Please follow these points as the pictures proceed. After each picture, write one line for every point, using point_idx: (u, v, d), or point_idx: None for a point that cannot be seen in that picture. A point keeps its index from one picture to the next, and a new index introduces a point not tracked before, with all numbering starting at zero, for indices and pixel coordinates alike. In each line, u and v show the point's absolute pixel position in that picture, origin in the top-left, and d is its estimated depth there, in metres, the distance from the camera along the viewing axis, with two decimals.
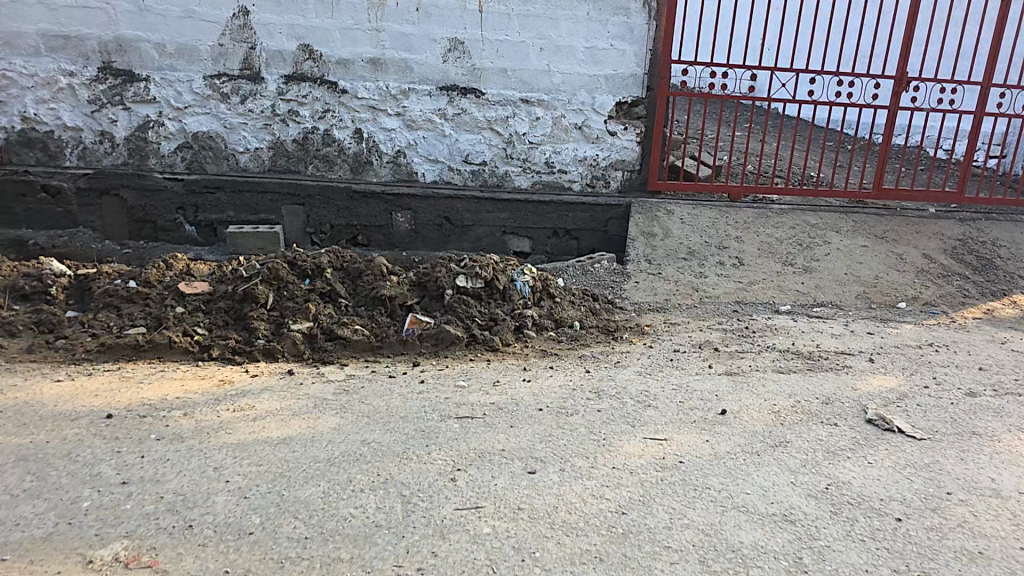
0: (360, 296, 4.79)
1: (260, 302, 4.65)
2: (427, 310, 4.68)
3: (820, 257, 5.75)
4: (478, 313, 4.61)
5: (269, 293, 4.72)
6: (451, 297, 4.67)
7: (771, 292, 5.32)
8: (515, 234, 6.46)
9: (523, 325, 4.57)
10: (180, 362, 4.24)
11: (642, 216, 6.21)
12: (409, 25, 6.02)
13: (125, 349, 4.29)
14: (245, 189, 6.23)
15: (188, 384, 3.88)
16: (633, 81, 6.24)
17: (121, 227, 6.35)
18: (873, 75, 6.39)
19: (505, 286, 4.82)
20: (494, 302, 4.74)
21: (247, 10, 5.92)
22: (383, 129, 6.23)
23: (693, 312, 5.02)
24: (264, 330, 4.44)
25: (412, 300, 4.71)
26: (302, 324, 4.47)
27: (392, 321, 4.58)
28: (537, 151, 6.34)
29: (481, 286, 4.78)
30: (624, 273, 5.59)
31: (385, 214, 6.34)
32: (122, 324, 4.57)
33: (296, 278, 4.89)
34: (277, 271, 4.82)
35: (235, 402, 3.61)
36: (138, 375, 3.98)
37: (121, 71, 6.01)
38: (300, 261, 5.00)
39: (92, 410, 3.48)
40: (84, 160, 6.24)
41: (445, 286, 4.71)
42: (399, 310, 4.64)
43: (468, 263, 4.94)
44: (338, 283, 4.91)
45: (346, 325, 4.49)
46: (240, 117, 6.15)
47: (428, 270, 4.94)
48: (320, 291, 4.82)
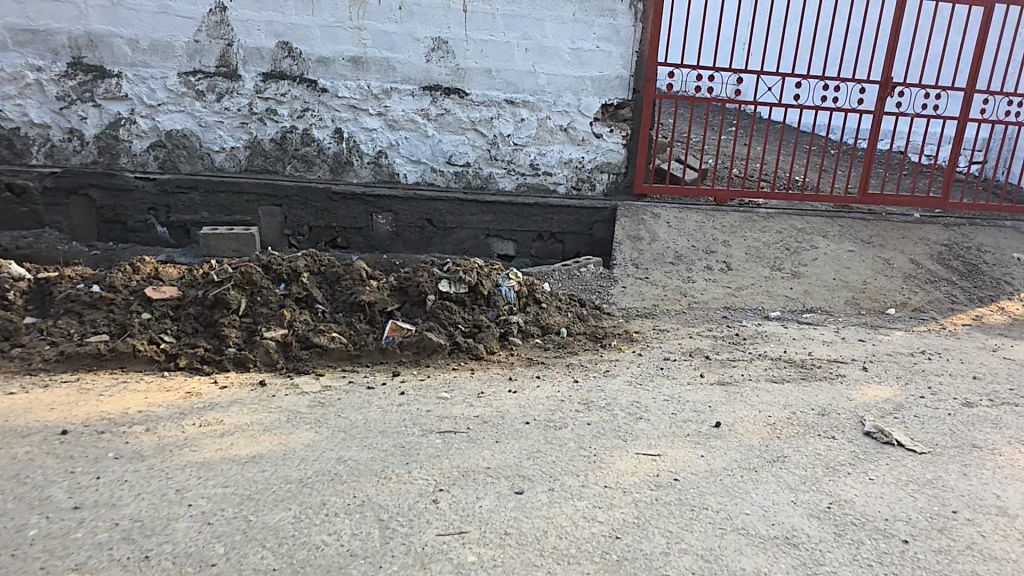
0: (338, 302, 4.59)
1: (232, 308, 4.41)
2: (408, 317, 4.50)
3: (808, 262, 5.69)
4: (462, 319, 4.44)
5: (242, 298, 4.49)
6: (433, 304, 4.49)
7: (760, 298, 5.24)
8: (499, 236, 6.27)
9: (508, 332, 4.40)
10: (144, 372, 4.00)
11: (628, 219, 6.10)
12: (392, 24, 5.83)
13: (85, 358, 4.03)
14: (220, 189, 5.97)
15: (151, 396, 3.65)
16: (619, 82, 6.13)
17: (90, 228, 5.99)
18: (859, 80, 6.36)
19: (490, 292, 4.67)
20: (478, 308, 4.57)
21: (224, 6, 5.68)
22: (365, 129, 6.03)
23: (682, 318, 4.91)
24: (235, 338, 4.22)
25: (393, 305, 4.53)
26: (276, 332, 4.26)
27: (371, 328, 4.39)
28: (522, 152, 6.20)
29: (465, 291, 4.61)
30: (611, 278, 5.47)
31: (366, 216, 6.13)
32: (84, 332, 4.28)
33: (270, 282, 4.67)
34: (250, 275, 4.60)
35: (201, 416, 3.40)
36: (98, 387, 3.73)
37: (92, 67, 5.72)
38: (275, 265, 4.79)
39: (46, 426, 3.23)
40: (52, 159, 5.92)
41: (427, 291, 4.52)
42: (379, 316, 4.45)
43: (451, 268, 4.76)
44: (315, 288, 4.70)
45: (323, 333, 4.29)
46: (216, 116, 5.91)
47: (410, 274, 4.75)
48: (296, 296, 4.61)
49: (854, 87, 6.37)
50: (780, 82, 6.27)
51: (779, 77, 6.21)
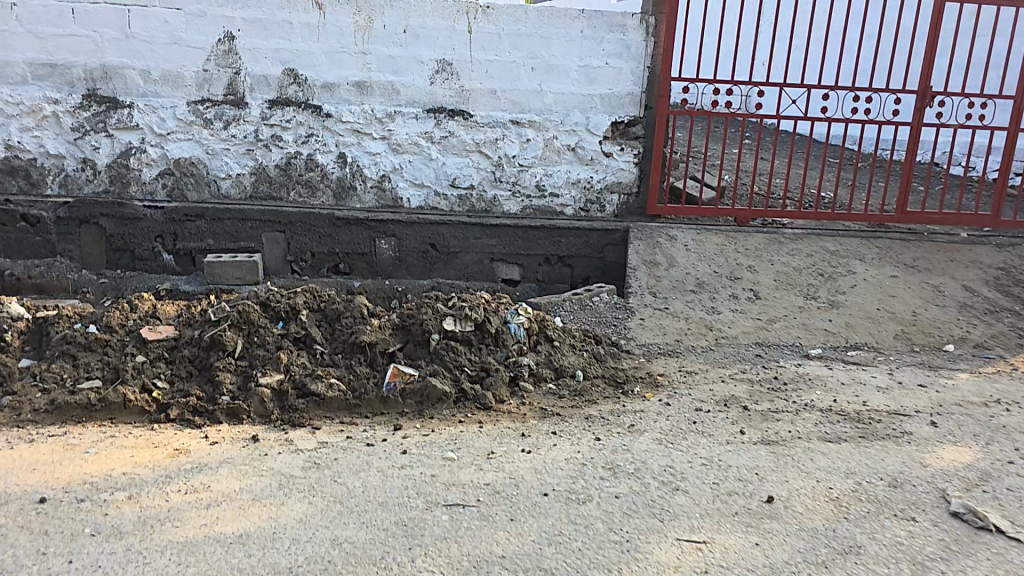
0: (339, 343, 3.83)
1: (228, 350, 3.63)
2: (410, 359, 3.82)
3: (845, 289, 5.26)
4: (468, 362, 3.79)
5: (239, 339, 3.70)
6: (436, 344, 3.84)
7: (797, 332, 4.78)
8: (504, 261, 5.83)
9: (519, 375, 3.78)
10: (135, 426, 3.25)
11: (643, 243, 5.61)
12: (396, 47, 5.54)
13: (73, 410, 3.28)
14: (227, 216, 5.60)
15: (137, 453, 2.94)
16: (631, 99, 5.76)
17: (100, 257, 5.64)
18: (894, 90, 5.91)
19: (498, 329, 3.99)
20: (487, 348, 3.91)
21: (232, 36, 5.44)
22: (368, 153, 5.69)
23: (710, 356, 4.42)
24: (229, 385, 3.46)
25: (395, 346, 3.83)
26: (272, 378, 3.51)
27: (372, 371, 3.69)
28: (527, 174, 5.81)
29: (471, 330, 3.94)
30: (627, 308, 4.92)
31: (368, 241, 5.71)
32: (77, 378, 3.48)
33: (268, 322, 3.87)
34: (248, 313, 3.80)
35: (189, 480, 2.73)
36: (86, 443, 3.03)
37: (105, 99, 5.49)
38: (274, 300, 4.00)
39: (21, 492, 2.62)
40: (66, 189, 5.62)
41: (430, 330, 3.86)
42: (380, 358, 3.75)
43: (454, 301, 4.12)
44: (315, 327, 3.91)
45: (321, 379, 3.57)
46: (224, 143, 5.60)
47: (413, 310, 4.02)
48: (294, 337, 3.82)
49: (889, 98, 5.93)
50: (807, 94, 5.84)
51: (806, 89, 5.78)
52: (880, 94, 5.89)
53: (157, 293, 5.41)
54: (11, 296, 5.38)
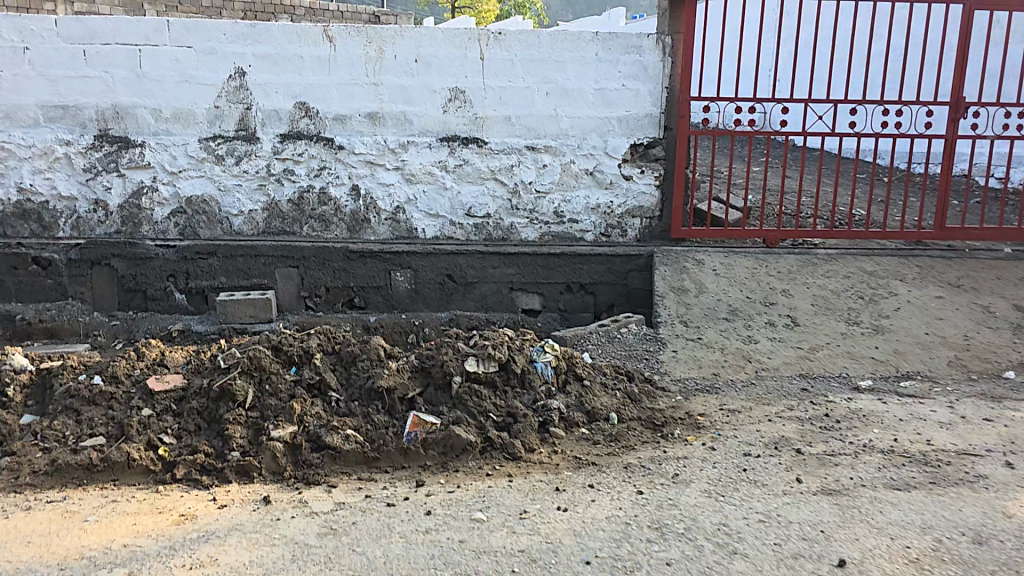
0: (355, 389, 3.60)
1: (238, 401, 3.41)
2: (431, 405, 3.59)
3: (889, 313, 5.00)
4: (494, 407, 3.58)
5: (250, 388, 3.48)
6: (459, 387, 3.61)
7: (841, 361, 4.55)
8: (524, 290, 5.59)
9: (549, 421, 3.57)
10: (139, 488, 3.05)
11: (668, 268, 5.35)
12: (408, 77, 5.42)
13: (75, 471, 3.10)
14: (239, 253, 5.45)
15: (140, 521, 2.73)
16: (649, 120, 5.55)
17: (111, 298, 5.50)
18: (926, 102, 5.62)
19: (524, 369, 3.77)
20: (514, 391, 3.69)
21: (243, 71, 5.36)
22: (381, 184, 5.53)
23: (752, 392, 4.18)
24: (239, 440, 3.24)
25: (414, 390, 3.60)
26: (284, 431, 3.29)
27: (391, 420, 3.45)
28: (545, 201, 5.60)
29: (496, 371, 3.73)
30: (658, 340, 4.68)
31: (383, 274, 5.52)
32: (80, 435, 3.28)
33: (280, 367, 3.66)
34: (259, 359, 3.59)
35: (195, 552, 2.49)
36: (86, 509, 2.83)
37: (117, 139, 5.41)
38: (286, 344, 3.80)
39: (12, 571, 2.39)
40: (78, 231, 5.52)
41: (451, 372, 3.63)
42: (399, 405, 3.52)
43: (475, 340, 3.91)
44: (329, 372, 3.68)
45: (337, 430, 3.34)
46: (236, 179, 5.48)
47: (433, 351, 3.81)
48: (308, 383, 3.61)
49: (920, 110, 5.64)
50: (834, 109, 5.58)
51: (833, 104, 5.51)
52: (912, 107, 5.60)
53: (170, 334, 5.24)
54: (23, 340, 5.23)
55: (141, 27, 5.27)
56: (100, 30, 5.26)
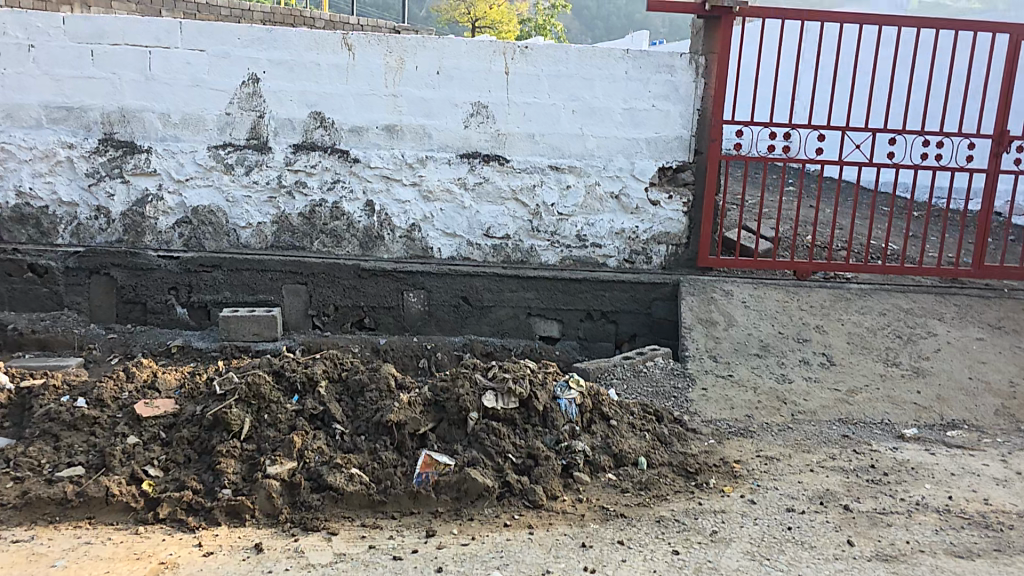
0: (360, 422, 3.32)
1: (233, 431, 3.15)
2: (444, 442, 3.30)
3: (929, 354, 4.69)
4: (513, 447, 3.28)
5: (246, 417, 3.22)
6: (475, 424, 3.33)
7: (882, 406, 4.22)
8: (542, 316, 5.34)
9: (573, 464, 3.28)
10: (117, 528, 2.77)
11: (695, 299, 5.08)
12: (429, 90, 5.22)
13: (47, 506, 2.82)
14: (246, 267, 5.22)
15: (113, 568, 2.43)
16: (678, 143, 5.32)
17: (109, 310, 5.27)
18: (968, 134, 5.34)
19: (546, 406, 3.49)
20: (535, 430, 3.40)
21: (258, 78, 5.17)
22: (396, 200, 5.30)
23: (789, 438, 3.87)
24: (231, 476, 2.97)
25: (426, 426, 3.30)
26: (282, 467, 3.02)
27: (399, 458, 3.17)
28: (567, 223, 5.35)
29: (516, 407, 3.44)
30: (686, 376, 4.43)
31: (396, 294, 5.28)
32: (57, 464, 3.03)
33: (280, 395, 3.39)
34: (258, 385, 3.33)
35: None
36: (55, 552, 2.54)
37: (123, 143, 5.22)
38: (289, 370, 3.53)
39: None
40: (78, 238, 5.29)
41: (468, 408, 3.35)
42: (410, 441, 3.23)
43: (494, 372, 3.60)
44: (334, 403, 3.40)
45: (341, 469, 3.05)
46: (245, 190, 5.26)
47: (448, 383, 3.51)
48: (310, 413, 3.33)
49: (962, 142, 5.36)
50: (871, 138, 5.33)
51: (871, 133, 5.26)
52: (953, 139, 5.32)
53: (168, 350, 4.99)
54: (13, 352, 4.97)
55: (153, 29, 5.10)
56: (110, 30, 5.09)
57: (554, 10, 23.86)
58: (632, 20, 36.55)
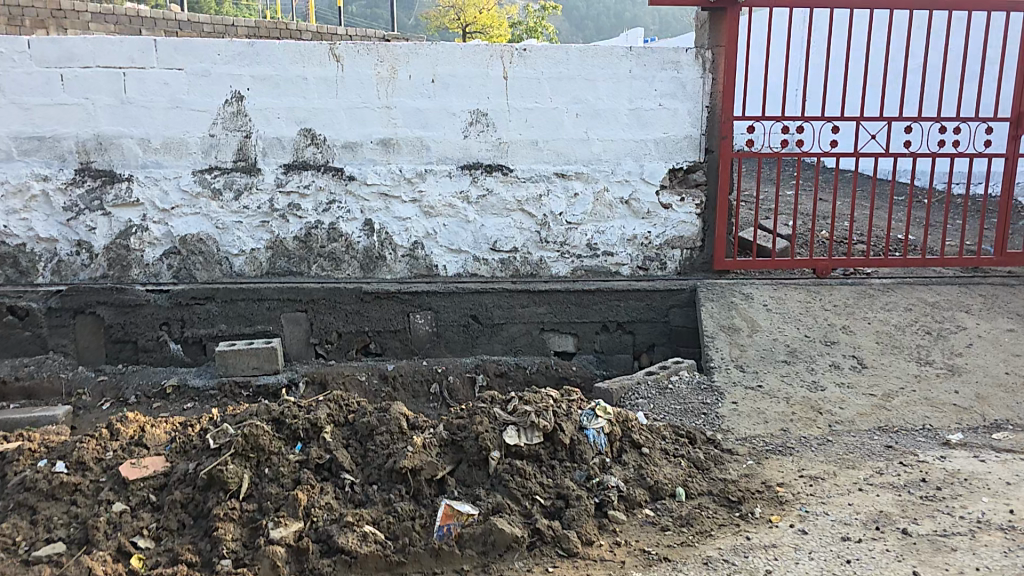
0: (371, 469, 3.07)
1: (231, 491, 2.90)
2: (465, 487, 3.07)
3: (961, 350, 4.52)
4: (541, 488, 3.06)
5: (244, 474, 2.96)
6: (497, 464, 3.11)
7: (921, 410, 4.04)
8: (556, 331, 5.11)
9: (606, 502, 3.05)
10: None
11: (715, 305, 4.88)
12: (425, 99, 4.94)
13: None
14: (241, 297, 4.93)
15: None
16: (688, 143, 5.09)
17: (98, 350, 4.97)
18: (986, 117, 5.15)
19: (573, 439, 3.26)
20: (563, 466, 3.19)
21: (241, 95, 4.86)
22: (397, 218, 5.02)
23: (831, 452, 3.67)
24: (230, 544, 2.71)
25: (444, 470, 3.08)
26: (284, 530, 2.77)
27: (417, 507, 2.95)
28: (577, 232, 5.11)
29: (540, 442, 3.21)
30: (715, 390, 4.22)
31: (402, 316, 5.02)
32: (34, 542, 2.78)
33: (281, 445, 3.13)
34: (255, 436, 3.06)
35: None
36: None
37: (101, 172, 4.89)
38: (290, 416, 3.26)
39: None
40: (59, 276, 4.97)
41: (488, 447, 3.12)
42: (426, 489, 3.00)
43: (514, 405, 3.36)
44: (342, 450, 3.15)
45: (352, 528, 2.81)
46: (236, 216, 4.96)
47: (465, 421, 3.29)
48: (316, 464, 3.08)
49: (980, 127, 5.17)
50: (887, 127, 5.13)
51: (887, 122, 5.06)
52: (971, 123, 5.13)
53: (164, 391, 4.74)
54: None
55: (125, 48, 4.77)
56: (80, 52, 4.75)
57: (543, 13, 22.10)
58: (622, 23, 35.31)
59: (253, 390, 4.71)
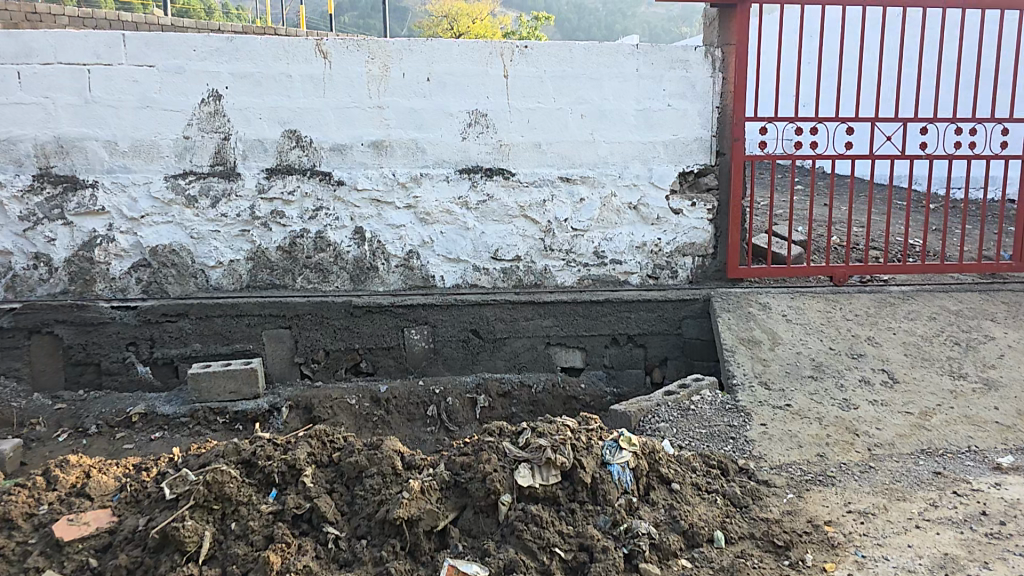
0: (359, 520, 2.71)
1: (187, 553, 2.54)
2: (471, 538, 2.71)
3: (994, 362, 4.27)
4: (560, 538, 2.67)
5: (204, 532, 2.61)
6: (508, 510, 2.74)
7: (961, 428, 3.78)
8: (563, 345, 4.75)
9: (636, 553, 2.63)
10: None
11: (731, 315, 4.59)
12: (420, 98, 4.60)
13: None
14: (217, 313, 4.50)
15: None
16: (699, 145, 4.82)
17: (55, 374, 4.50)
18: (1002, 119, 4.96)
19: (594, 477, 2.88)
20: (584, 510, 2.81)
21: (219, 95, 4.47)
22: (390, 226, 4.65)
23: (876, 481, 3.36)
24: None
25: (446, 519, 2.73)
26: None
27: (414, 566, 2.58)
28: (583, 240, 4.78)
29: (558, 482, 2.85)
30: (740, 410, 3.91)
31: (395, 332, 4.62)
32: None
33: (253, 494, 2.77)
34: (219, 483, 2.72)
35: None
36: None
37: (62, 178, 4.44)
38: (263, 458, 2.89)
39: None
40: (13, 292, 4.47)
41: (498, 491, 2.75)
42: (425, 543, 2.63)
43: (527, 438, 3.02)
44: (324, 497, 2.78)
45: None
46: (213, 225, 4.54)
47: (470, 459, 2.92)
48: (293, 515, 2.71)
49: (996, 129, 4.98)
50: (903, 128, 4.92)
51: (903, 123, 4.85)
52: (988, 124, 4.94)
53: (129, 420, 4.30)
54: None
55: (90, 42, 4.35)
56: (39, 46, 4.32)
57: (536, 23, 22.03)
58: (610, 32, 35.09)
59: (230, 417, 4.28)
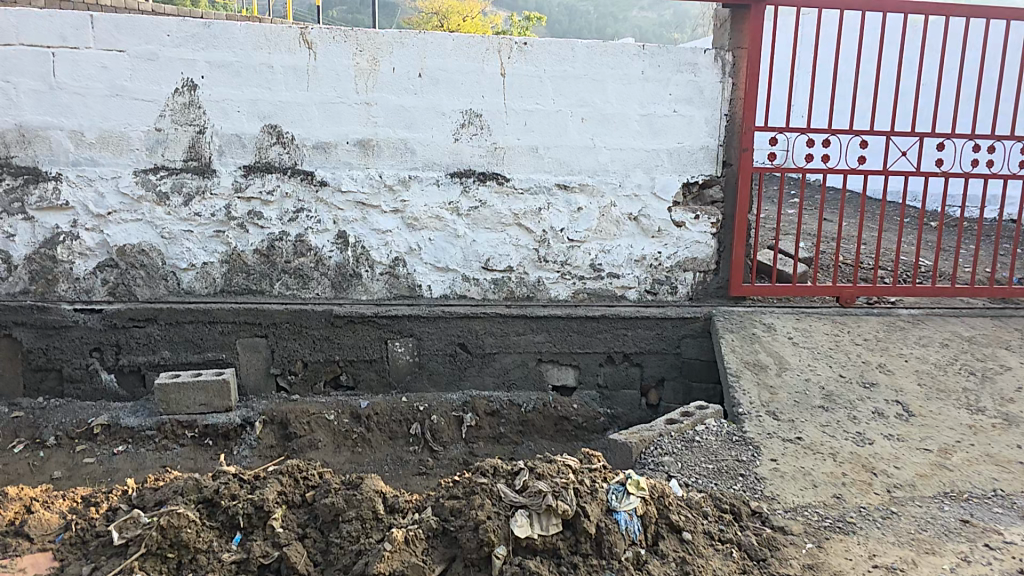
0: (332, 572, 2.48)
1: None
2: None
3: (1014, 394, 4.04)
4: None
5: None
6: (502, 564, 2.47)
7: (986, 469, 3.53)
8: (555, 362, 4.50)
9: None
10: None
11: (735, 337, 4.35)
12: (410, 96, 4.31)
13: None
14: (188, 320, 4.22)
15: None
16: (705, 155, 4.56)
17: (12, 379, 4.20)
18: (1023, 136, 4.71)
19: (599, 527, 2.62)
20: (587, 564, 2.55)
21: (193, 84, 4.17)
22: (376, 231, 4.37)
23: (901, 530, 3.08)
24: None
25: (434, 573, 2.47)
26: None
27: None
28: (579, 251, 4.53)
29: (558, 533, 2.58)
30: (746, 442, 3.68)
31: (378, 344, 4.36)
32: None
33: (215, 541, 2.55)
34: (173, 529, 2.50)
35: None
36: None
37: (23, 169, 4.14)
38: (225, 500, 2.65)
39: None
40: None
41: (492, 542, 2.49)
42: None
43: (524, 482, 2.75)
44: (294, 544, 2.55)
45: None
46: (186, 224, 4.25)
47: (462, 504, 2.67)
48: (259, 565, 2.48)
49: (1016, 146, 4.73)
50: (920, 144, 4.65)
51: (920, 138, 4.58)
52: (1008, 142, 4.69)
53: (91, 432, 4.03)
54: None
55: (55, 24, 4.03)
56: None
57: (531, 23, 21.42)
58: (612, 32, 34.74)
59: (199, 431, 4.01)
